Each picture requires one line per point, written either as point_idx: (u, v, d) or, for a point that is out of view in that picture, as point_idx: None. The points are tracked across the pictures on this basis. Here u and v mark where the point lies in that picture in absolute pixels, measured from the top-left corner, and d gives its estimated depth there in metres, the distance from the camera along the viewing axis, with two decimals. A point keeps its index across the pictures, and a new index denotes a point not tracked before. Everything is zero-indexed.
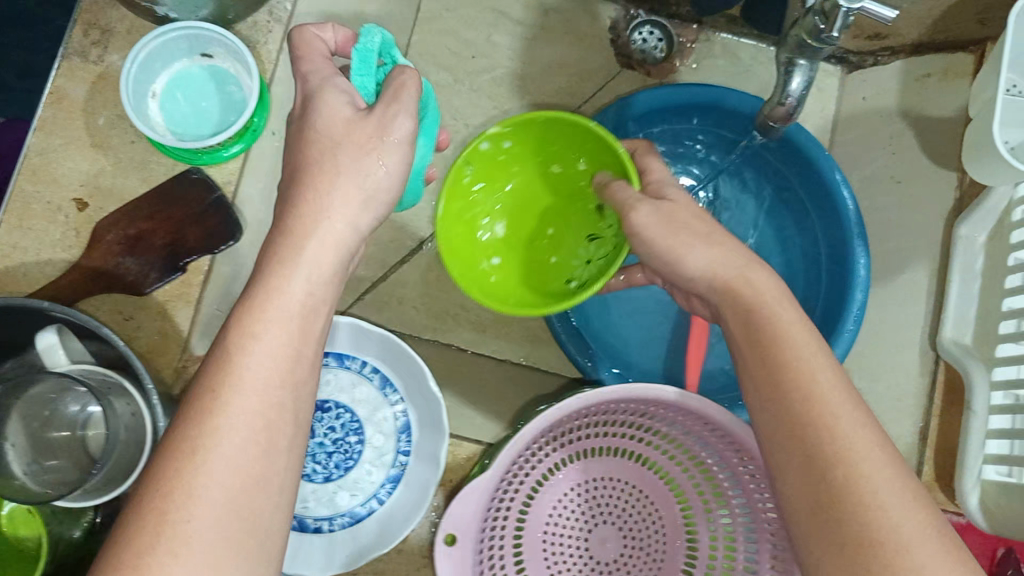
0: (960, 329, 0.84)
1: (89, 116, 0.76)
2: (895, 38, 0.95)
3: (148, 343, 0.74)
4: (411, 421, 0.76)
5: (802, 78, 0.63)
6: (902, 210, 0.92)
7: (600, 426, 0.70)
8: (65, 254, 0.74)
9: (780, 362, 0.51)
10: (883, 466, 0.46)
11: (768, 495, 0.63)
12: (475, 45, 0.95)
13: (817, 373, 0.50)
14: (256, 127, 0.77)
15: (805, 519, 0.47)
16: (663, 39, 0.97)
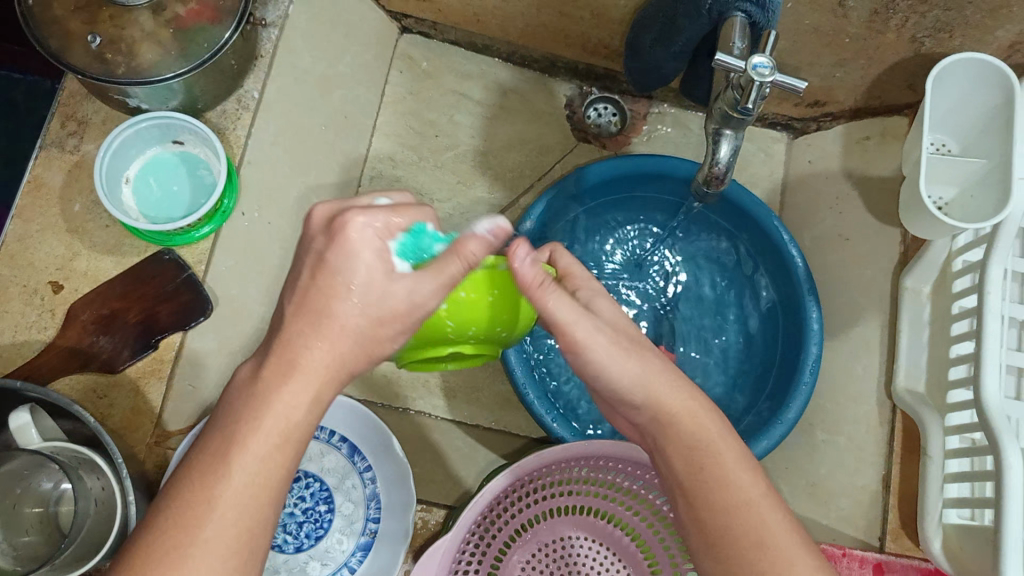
0: (913, 378, 0.86)
1: (65, 202, 0.79)
2: (833, 105, 1.01)
3: (123, 418, 0.75)
4: (379, 488, 0.77)
5: (731, 146, 0.71)
6: (851, 265, 0.96)
7: (564, 485, 0.73)
8: (40, 335, 0.76)
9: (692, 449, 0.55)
10: (775, 526, 0.51)
11: None
12: (438, 124, 1.00)
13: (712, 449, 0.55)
14: (225, 208, 0.81)
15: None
16: (617, 114, 1.03)
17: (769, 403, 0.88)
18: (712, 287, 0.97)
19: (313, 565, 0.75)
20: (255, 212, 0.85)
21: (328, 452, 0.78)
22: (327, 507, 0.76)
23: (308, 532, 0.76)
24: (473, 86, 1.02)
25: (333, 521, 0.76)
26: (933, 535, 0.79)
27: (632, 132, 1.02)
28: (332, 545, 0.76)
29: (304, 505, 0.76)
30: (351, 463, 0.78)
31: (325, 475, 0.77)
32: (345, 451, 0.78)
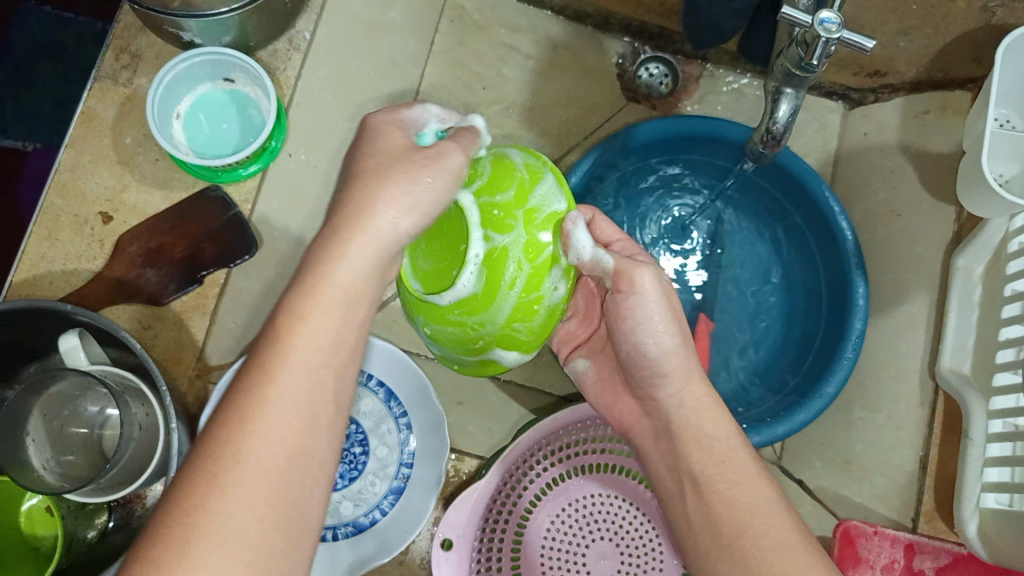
0: (958, 358, 0.84)
1: (117, 135, 0.80)
2: (893, 76, 0.99)
3: (165, 351, 0.77)
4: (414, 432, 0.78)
5: (790, 106, 0.68)
6: (900, 241, 0.94)
7: (597, 443, 0.74)
8: (89, 265, 0.77)
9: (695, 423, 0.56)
10: (767, 506, 0.52)
11: None
12: (485, 77, 0.98)
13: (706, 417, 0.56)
14: (272, 148, 0.83)
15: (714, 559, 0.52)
16: (668, 75, 1.01)
17: (809, 375, 0.87)
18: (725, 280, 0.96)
19: (346, 504, 0.76)
20: (302, 155, 0.86)
21: (366, 396, 0.79)
22: (361, 449, 0.77)
23: (344, 474, 0.77)
24: (524, 39, 1.00)
25: (367, 463, 0.78)
26: (969, 516, 0.79)
27: (683, 94, 1.00)
28: (365, 486, 0.77)
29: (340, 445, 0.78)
30: (386, 407, 0.78)
31: (361, 417, 0.78)
32: (382, 397, 0.79)
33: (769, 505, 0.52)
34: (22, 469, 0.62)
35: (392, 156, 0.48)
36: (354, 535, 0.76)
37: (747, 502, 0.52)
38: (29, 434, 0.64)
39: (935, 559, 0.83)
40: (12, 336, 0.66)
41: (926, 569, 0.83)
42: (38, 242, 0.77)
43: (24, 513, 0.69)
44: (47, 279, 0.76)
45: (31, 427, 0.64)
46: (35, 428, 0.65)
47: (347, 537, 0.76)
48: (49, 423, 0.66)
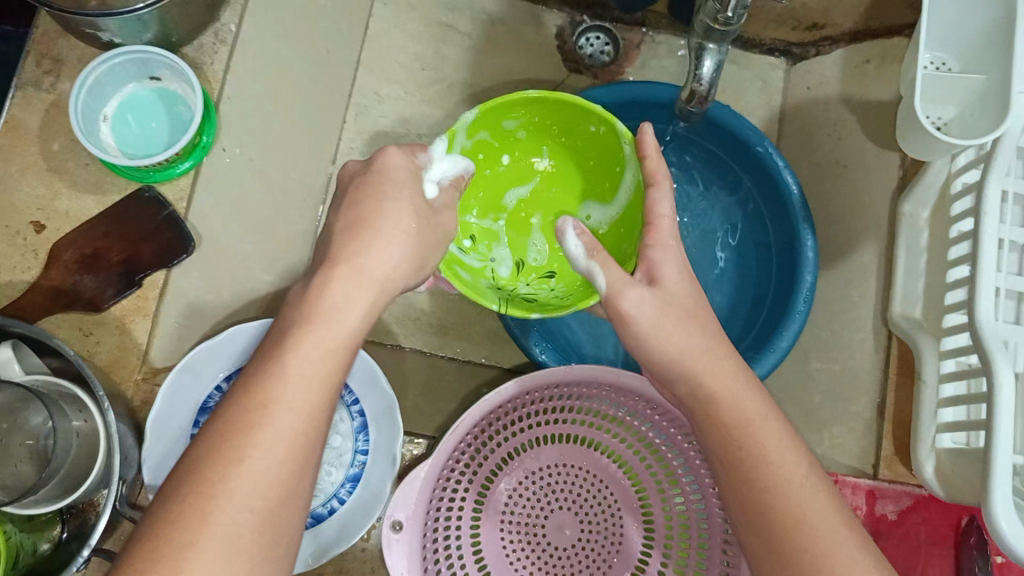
0: (909, 304, 0.84)
1: (44, 142, 0.78)
2: (832, 28, 0.99)
3: (109, 357, 0.76)
4: (367, 420, 0.78)
5: (713, 62, 0.66)
6: (845, 192, 0.95)
7: (548, 414, 0.74)
8: (25, 275, 0.76)
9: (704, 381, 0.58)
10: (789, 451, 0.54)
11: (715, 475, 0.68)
12: (423, 58, 0.98)
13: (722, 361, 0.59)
14: (204, 143, 0.80)
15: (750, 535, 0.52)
16: (609, 44, 1.00)
17: (764, 331, 0.87)
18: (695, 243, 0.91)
19: None
20: (237, 148, 0.84)
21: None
22: None
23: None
24: (460, 18, 0.99)
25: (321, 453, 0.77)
26: (926, 459, 0.79)
27: (625, 61, 1.00)
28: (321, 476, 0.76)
29: None
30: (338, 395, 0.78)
31: None
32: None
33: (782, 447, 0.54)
34: None
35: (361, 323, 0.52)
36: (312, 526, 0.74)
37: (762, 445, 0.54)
38: None
39: (897, 502, 0.84)
40: None
41: (888, 513, 0.84)
42: None
43: None
44: None
45: None
46: None
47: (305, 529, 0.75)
48: None
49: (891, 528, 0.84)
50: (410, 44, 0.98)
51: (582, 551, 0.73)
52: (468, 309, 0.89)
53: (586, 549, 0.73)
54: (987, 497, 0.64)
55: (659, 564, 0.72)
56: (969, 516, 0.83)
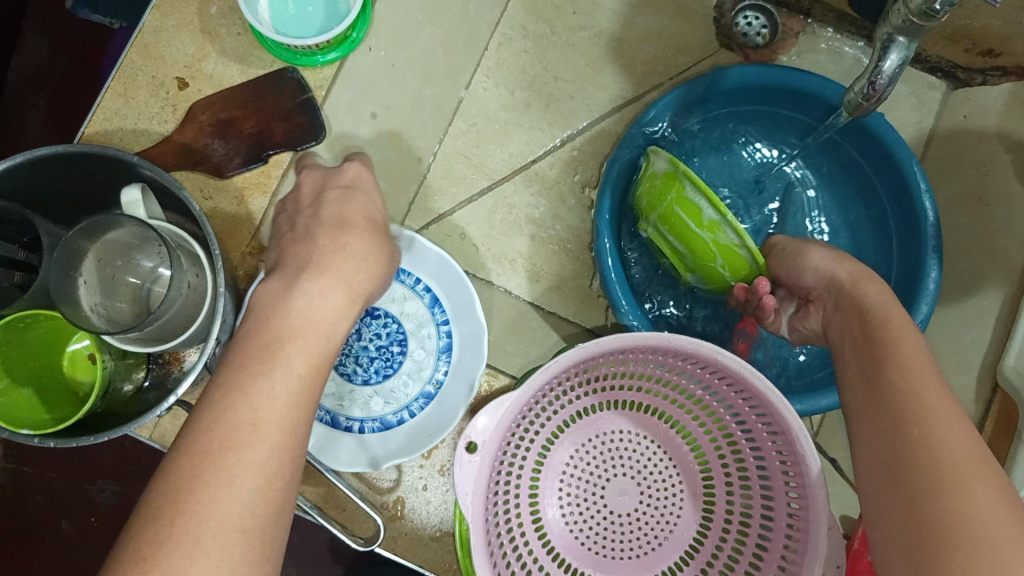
0: (1022, 358, 0.79)
1: (202, 4, 0.80)
2: (1009, 57, 0.92)
3: (222, 224, 0.78)
4: (453, 342, 0.82)
5: (898, 57, 0.62)
6: (979, 231, 0.90)
7: (632, 379, 0.73)
8: (160, 128, 0.78)
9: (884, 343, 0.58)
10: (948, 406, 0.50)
11: (793, 486, 0.64)
12: (577, 1, 0.95)
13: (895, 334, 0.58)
14: (352, 38, 0.80)
15: (882, 475, 0.50)
16: (767, 27, 0.96)
17: None
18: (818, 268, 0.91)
19: (376, 400, 0.80)
20: (381, 50, 0.84)
21: (411, 297, 0.81)
22: (400, 349, 0.81)
23: (380, 371, 0.80)
24: None
25: (403, 363, 0.81)
26: None
27: (780, 49, 0.96)
28: (398, 386, 0.80)
29: (378, 342, 0.81)
30: (429, 313, 0.82)
31: (403, 319, 0.82)
32: (427, 301, 0.82)
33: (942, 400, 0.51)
34: (72, 307, 0.63)
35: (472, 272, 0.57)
36: (381, 430, 0.79)
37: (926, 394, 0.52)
38: (79, 275, 0.64)
39: None
40: (73, 178, 0.67)
41: None
42: (113, 99, 0.77)
43: (67, 356, 0.72)
44: (117, 136, 0.77)
45: (82, 268, 0.65)
46: (86, 271, 0.65)
47: (374, 432, 0.79)
48: (101, 269, 0.67)
49: None
50: None
51: (637, 522, 0.73)
52: (569, 263, 0.91)
53: (641, 520, 0.73)
54: None
55: (711, 551, 0.71)
56: None
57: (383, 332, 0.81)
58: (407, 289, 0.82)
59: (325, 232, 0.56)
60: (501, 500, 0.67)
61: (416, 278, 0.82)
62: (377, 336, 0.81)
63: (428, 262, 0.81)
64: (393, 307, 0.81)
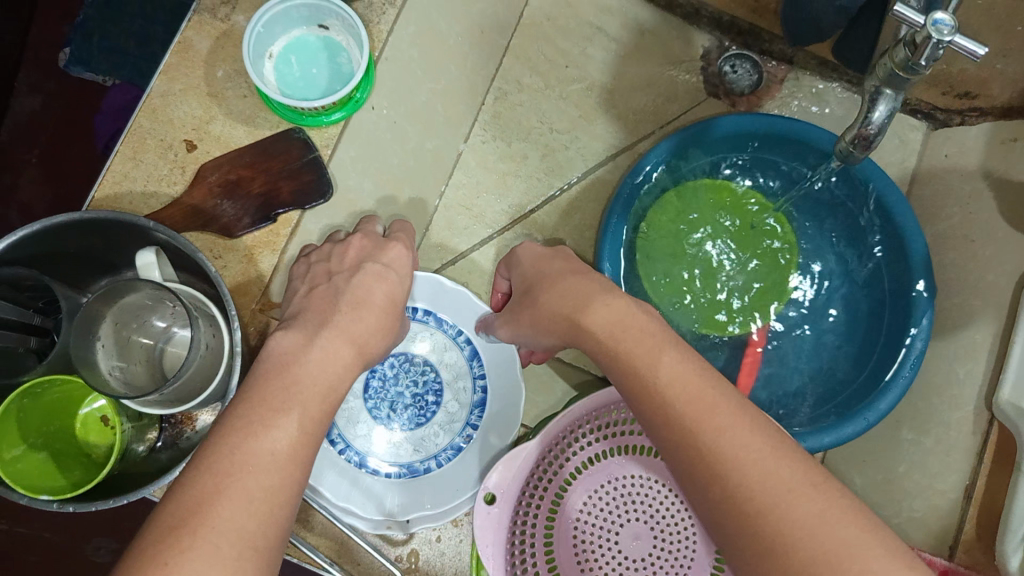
0: (1018, 391, 0.80)
1: (209, 68, 0.82)
2: (984, 99, 0.96)
3: (232, 282, 0.78)
4: (486, 396, 0.86)
5: (886, 108, 0.66)
6: (969, 266, 0.93)
7: (641, 424, 0.75)
8: (170, 189, 0.79)
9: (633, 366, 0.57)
10: (734, 426, 0.50)
11: None
12: (569, 55, 1.00)
13: (657, 359, 0.56)
14: (357, 99, 0.81)
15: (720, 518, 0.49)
16: (753, 74, 0.99)
17: (864, 385, 0.87)
18: (826, 306, 0.95)
19: (407, 446, 0.85)
20: (383, 109, 0.85)
21: (451, 348, 0.88)
22: (435, 399, 0.87)
23: (414, 418, 0.87)
24: (611, 22, 1.00)
25: (436, 413, 0.87)
26: (1012, 551, 0.75)
27: (766, 95, 1.00)
28: (429, 435, 0.86)
29: (415, 390, 0.87)
30: (467, 365, 0.87)
31: (441, 368, 0.88)
32: (466, 354, 0.87)
33: (733, 421, 0.51)
34: (91, 370, 0.63)
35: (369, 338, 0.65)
36: (406, 477, 0.84)
37: (711, 416, 0.51)
38: (98, 339, 0.65)
39: None
40: (87, 243, 0.68)
41: None
42: (123, 162, 0.79)
43: (80, 419, 0.71)
44: (127, 198, 0.78)
45: (101, 332, 0.65)
46: (105, 334, 0.66)
47: (398, 477, 0.84)
48: (118, 332, 0.68)
49: None
50: (559, 39, 1.00)
51: (652, 566, 0.74)
52: None
53: (655, 564, 0.74)
54: None
55: None
56: None
57: (421, 379, 0.87)
58: (449, 339, 0.88)
59: (347, 308, 0.66)
60: (518, 545, 0.70)
61: (457, 329, 0.87)
62: (414, 384, 0.87)
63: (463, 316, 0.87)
64: (432, 356, 0.88)
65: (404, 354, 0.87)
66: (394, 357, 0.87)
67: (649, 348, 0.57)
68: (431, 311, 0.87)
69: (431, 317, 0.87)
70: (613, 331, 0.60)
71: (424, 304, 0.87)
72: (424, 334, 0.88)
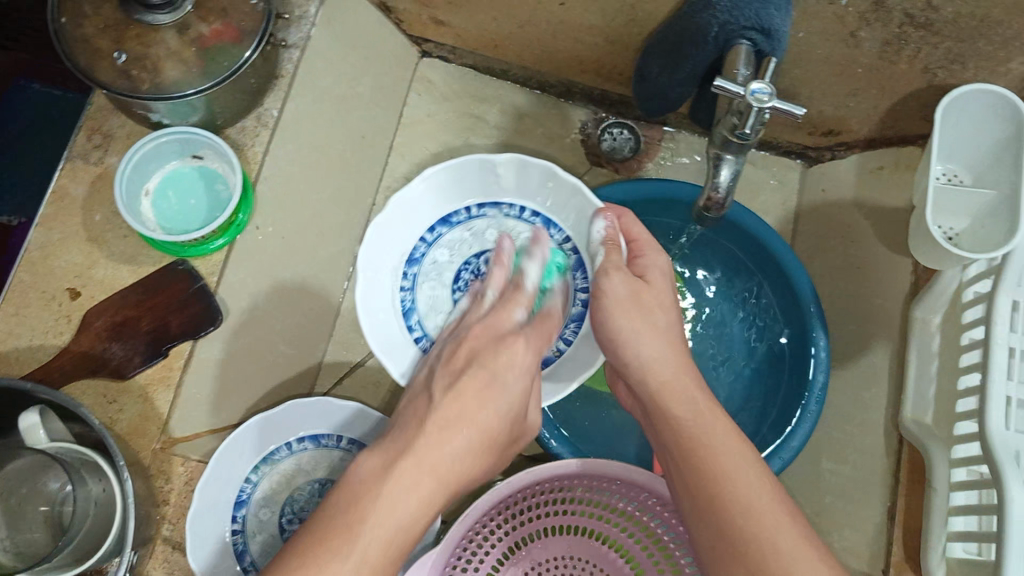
0: (920, 408, 0.85)
1: (87, 213, 0.82)
2: (849, 134, 1.00)
3: (129, 424, 0.78)
4: (586, 311, 0.82)
5: (730, 171, 0.69)
6: (859, 294, 0.96)
7: (558, 504, 0.78)
8: (56, 340, 0.78)
9: (679, 422, 0.65)
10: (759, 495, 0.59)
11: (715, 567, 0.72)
12: (453, 146, 1.04)
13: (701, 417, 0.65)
14: (239, 222, 0.82)
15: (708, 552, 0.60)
16: (632, 138, 1.03)
17: (778, 424, 0.88)
18: (732, 344, 0.96)
19: None
20: (269, 227, 0.85)
21: None
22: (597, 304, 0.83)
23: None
24: (490, 109, 1.04)
25: None
26: (936, 567, 0.78)
27: (646, 157, 1.03)
28: None
29: None
30: (570, 273, 0.83)
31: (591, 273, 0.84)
32: (571, 263, 0.84)
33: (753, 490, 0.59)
34: None
35: (625, 297, 0.71)
36: None
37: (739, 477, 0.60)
38: None
39: None
40: None
41: None
42: (7, 320, 0.78)
43: None
44: (13, 355, 0.77)
45: None
46: None
47: None
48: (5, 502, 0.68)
49: None
50: (441, 133, 1.04)
51: None
52: None
53: None
54: None
55: None
56: None
57: None
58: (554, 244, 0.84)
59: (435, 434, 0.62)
60: None
61: (563, 234, 0.84)
62: None
63: (556, 197, 0.84)
64: None
65: (492, 256, 0.86)
66: (486, 254, 0.85)
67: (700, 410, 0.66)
68: (540, 212, 0.86)
69: (548, 220, 0.85)
70: (665, 384, 0.68)
71: (534, 204, 0.86)
72: (496, 221, 0.86)
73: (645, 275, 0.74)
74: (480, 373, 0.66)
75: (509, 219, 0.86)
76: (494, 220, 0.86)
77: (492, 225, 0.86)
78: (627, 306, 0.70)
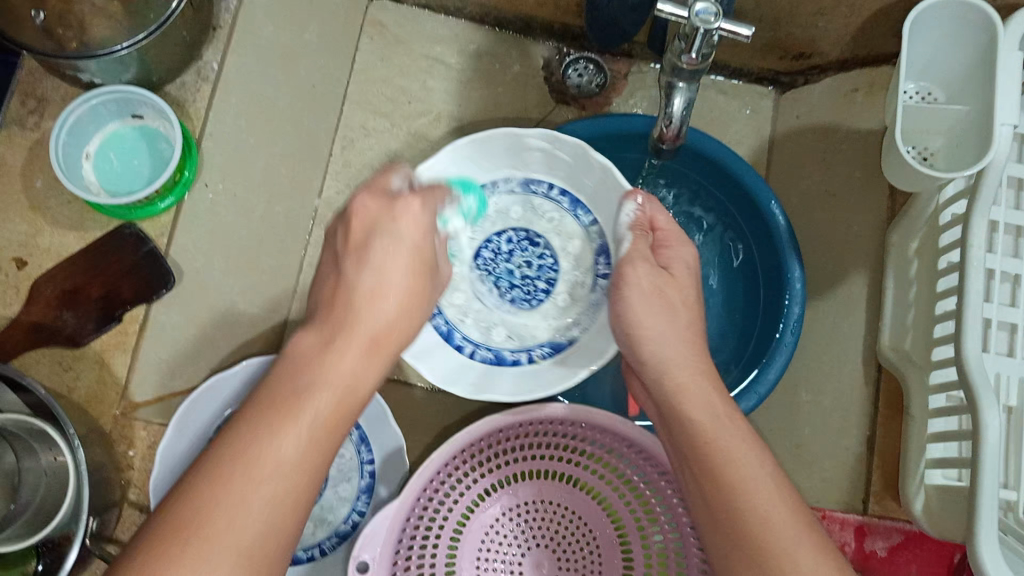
0: (897, 336, 0.83)
1: (27, 180, 0.82)
2: (819, 57, 0.96)
3: (87, 393, 0.80)
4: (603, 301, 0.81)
5: (683, 99, 0.67)
6: (833, 223, 0.93)
7: (527, 449, 0.78)
8: (6, 311, 0.80)
9: (688, 418, 0.61)
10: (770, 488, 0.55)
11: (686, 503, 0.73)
12: (410, 90, 0.96)
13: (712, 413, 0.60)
14: (184, 180, 0.85)
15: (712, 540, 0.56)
16: (598, 74, 0.98)
17: (754, 357, 0.86)
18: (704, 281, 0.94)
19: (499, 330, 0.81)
20: (219, 184, 0.87)
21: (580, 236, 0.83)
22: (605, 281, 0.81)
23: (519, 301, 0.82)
24: (447, 51, 0.98)
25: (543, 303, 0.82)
26: (916, 495, 0.77)
27: (613, 92, 0.98)
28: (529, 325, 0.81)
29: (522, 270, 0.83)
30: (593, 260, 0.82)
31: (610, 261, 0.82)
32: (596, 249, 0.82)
33: (762, 482, 0.55)
34: None
35: (381, 216, 0.58)
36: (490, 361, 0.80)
37: (747, 470, 0.56)
38: None
39: (886, 538, 0.84)
40: None
41: (878, 549, 0.84)
42: None
43: None
44: None
45: None
46: None
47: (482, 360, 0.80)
48: None
49: (880, 565, 0.84)
50: (397, 78, 0.97)
51: None
52: None
53: None
54: (972, 537, 0.62)
55: None
56: (962, 552, 0.83)
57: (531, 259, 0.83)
58: None
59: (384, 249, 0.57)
60: None
61: (592, 218, 0.82)
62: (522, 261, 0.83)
63: (597, 188, 0.81)
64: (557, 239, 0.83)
65: (526, 231, 0.84)
66: (512, 231, 0.83)
67: (705, 400, 0.62)
68: (568, 191, 0.83)
69: (572, 199, 0.83)
70: (678, 380, 0.64)
71: (562, 182, 0.83)
72: (525, 201, 0.84)
73: (669, 267, 0.72)
74: (386, 238, 0.57)
75: (537, 196, 0.84)
76: (528, 199, 0.84)
77: (520, 203, 0.84)
78: (651, 300, 0.68)
